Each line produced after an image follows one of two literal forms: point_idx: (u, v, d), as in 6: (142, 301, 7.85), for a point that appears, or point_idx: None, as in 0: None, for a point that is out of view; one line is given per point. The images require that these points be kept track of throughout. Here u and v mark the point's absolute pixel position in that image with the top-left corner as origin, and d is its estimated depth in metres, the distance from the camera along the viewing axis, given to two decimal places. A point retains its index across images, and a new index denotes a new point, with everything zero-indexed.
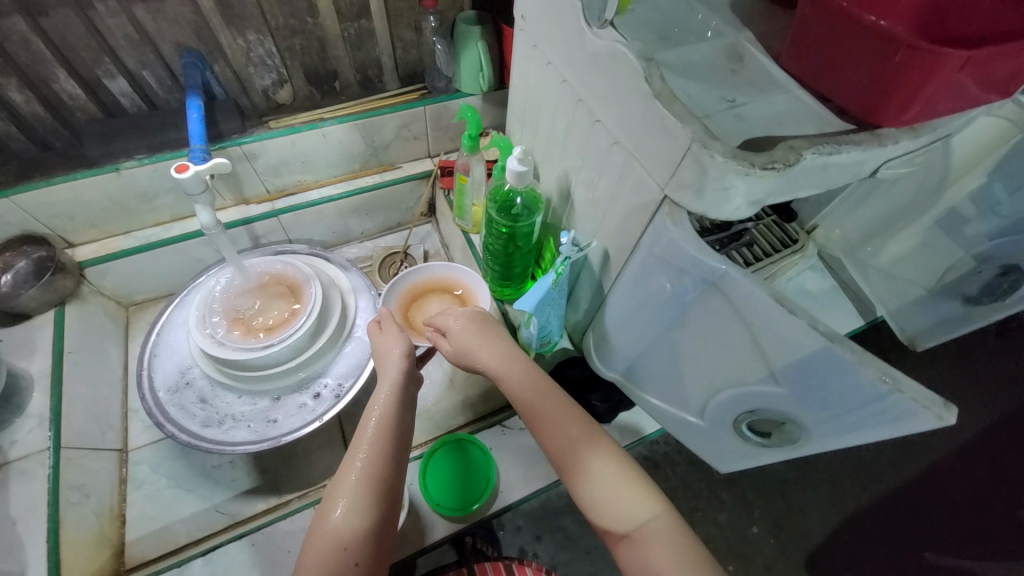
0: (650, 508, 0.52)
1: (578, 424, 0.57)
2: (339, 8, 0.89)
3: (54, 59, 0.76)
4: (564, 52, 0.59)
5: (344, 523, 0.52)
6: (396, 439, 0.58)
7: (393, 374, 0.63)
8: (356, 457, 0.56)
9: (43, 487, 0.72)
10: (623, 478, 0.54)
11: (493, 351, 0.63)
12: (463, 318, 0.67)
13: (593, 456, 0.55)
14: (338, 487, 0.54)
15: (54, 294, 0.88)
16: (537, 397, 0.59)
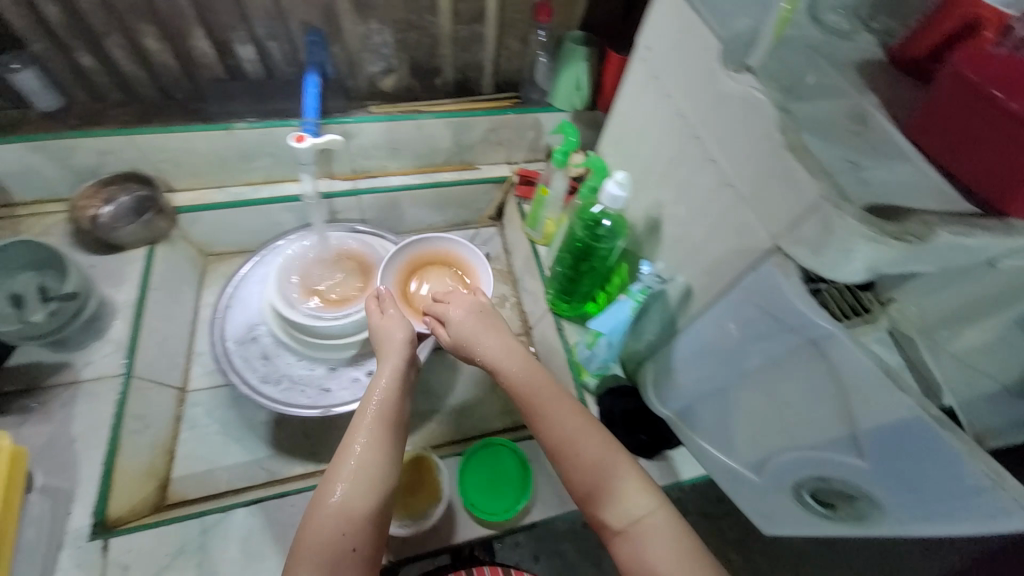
0: (650, 505, 0.52)
1: (575, 415, 0.58)
2: (458, 11, 0.92)
3: (195, 17, 0.81)
4: (689, 88, 0.59)
5: (341, 506, 0.52)
6: (391, 419, 0.59)
7: (392, 358, 0.64)
8: (357, 435, 0.57)
9: (109, 411, 0.77)
10: (622, 475, 0.54)
11: (492, 342, 0.63)
12: (465, 306, 0.68)
13: (590, 449, 0.55)
14: (336, 470, 0.54)
15: (148, 232, 0.94)
16: (535, 386, 0.60)
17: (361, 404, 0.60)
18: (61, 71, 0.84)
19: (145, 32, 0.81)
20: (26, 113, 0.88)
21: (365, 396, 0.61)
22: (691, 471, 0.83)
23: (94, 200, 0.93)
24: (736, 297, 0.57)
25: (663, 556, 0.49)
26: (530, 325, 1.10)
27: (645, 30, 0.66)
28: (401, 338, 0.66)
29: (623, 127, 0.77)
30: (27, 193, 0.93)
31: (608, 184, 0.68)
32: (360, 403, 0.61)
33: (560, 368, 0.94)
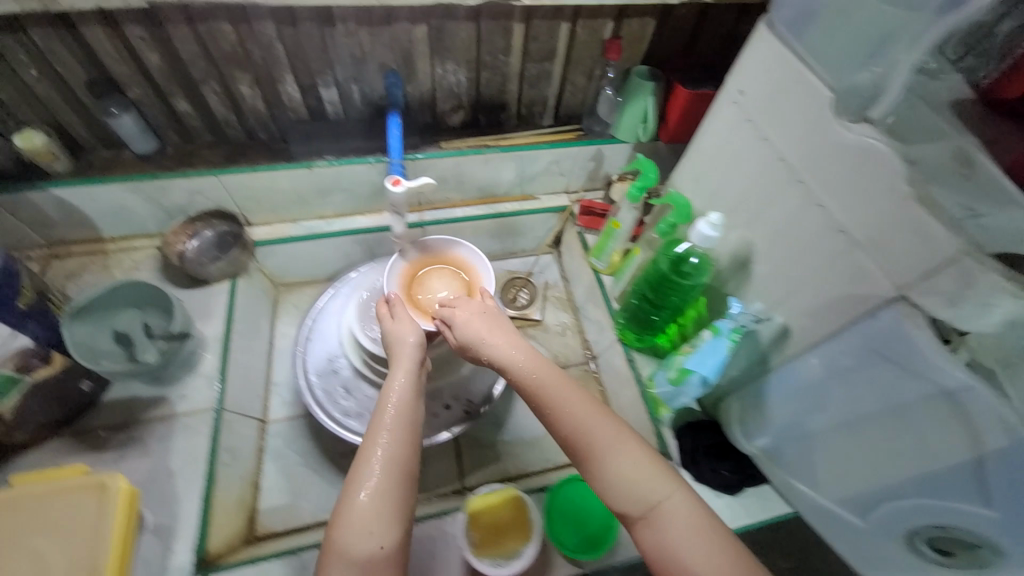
0: (667, 487, 0.54)
1: (583, 401, 0.59)
2: (530, 50, 0.94)
3: (286, 64, 0.85)
4: (794, 135, 0.60)
5: (371, 506, 0.55)
6: (408, 419, 0.62)
7: (406, 362, 0.68)
8: (378, 434, 0.60)
9: (204, 445, 0.79)
10: (635, 461, 0.55)
11: (500, 340, 0.65)
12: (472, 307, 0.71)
13: (602, 436, 0.57)
14: (360, 473, 0.57)
15: (232, 267, 0.97)
16: (544, 379, 0.61)
17: (377, 408, 0.63)
18: (157, 115, 0.88)
19: (239, 79, 0.85)
20: (121, 154, 0.91)
21: (381, 399, 0.63)
22: (778, 508, 0.81)
23: (182, 236, 0.95)
24: (848, 345, 0.58)
25: (683, 535, 0.51)
26: (594, 353, 1.10)
27: (739, 74, 0.67)
28: (412, 341, 0.70)
29: (705, 165, 0.78)
30: (118, 229, 0.96)
31: (701, 224, 0.69)
32: (376, 406, 0.63)
33: (632, 399, 0.94)
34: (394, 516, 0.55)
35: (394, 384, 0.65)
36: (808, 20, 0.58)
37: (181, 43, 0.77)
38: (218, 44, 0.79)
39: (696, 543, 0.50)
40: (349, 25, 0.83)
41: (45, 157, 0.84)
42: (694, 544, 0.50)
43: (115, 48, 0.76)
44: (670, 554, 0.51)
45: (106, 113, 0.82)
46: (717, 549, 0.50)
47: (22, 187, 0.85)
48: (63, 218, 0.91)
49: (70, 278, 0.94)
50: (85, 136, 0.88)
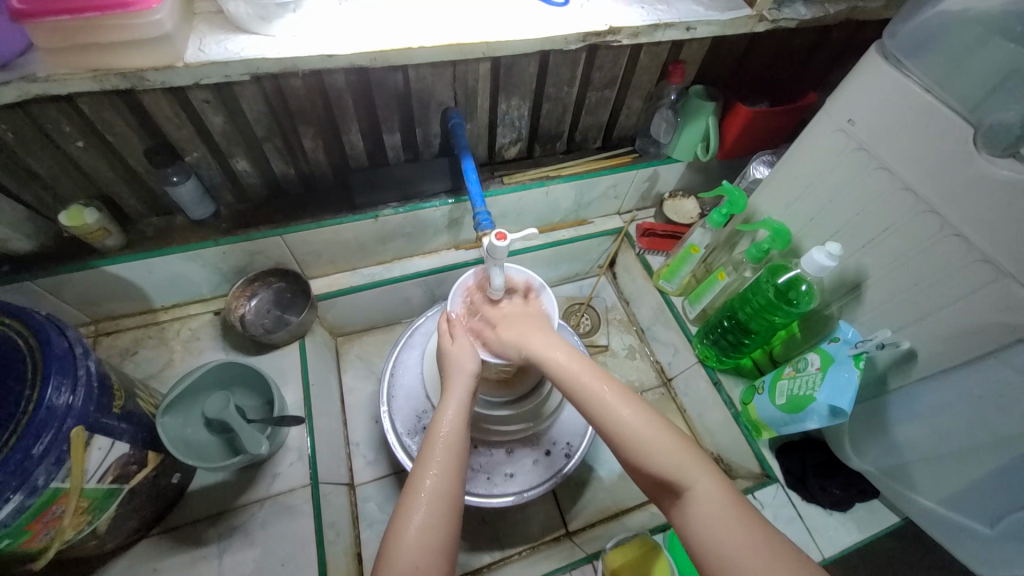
0: (701, 474, 0.53)
1: (622, 397, 0.59)
2: (594, 79, 0.90)
3: (353, 114, 0.79)
4: (922, 165, 0.61)
5: (422, 531, 0.54)
6: (456, 442, 0.61)
7: (460, 389, 0.65)
8: (431, 463, 0.58)
9: (308, 526, 0.74)
10: (673, 452, 0.54)
11: (545, 343, 0.66)
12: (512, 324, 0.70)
13: (648, 433, 0.55)
14: (410, 498, 0.56)
15: (299, 329, 0.92)
16: (585, 379, 0.61)
17: (430, 435, 0.61)
18: (213, 176, 0.82)
19: (304, 133, 0.79)
20: (172, 220, 0.85)
21: (433, 424, 0.62)
22: (887, 520, 0.83)
23: (241, 298, 0.93)
24: (987, 371, 0.61)
25: (712, 522, 0.50)
26: (668, 376, 1.10)
27: (844, 102, 0.67)
28: (472, 368, 0.67)
29: (798, 188, 0.78)
30: (171, 297, 0.91)
31: (818, 253, 0.69)
32: (428, 435, 0.62)
33: (722, 423, 0.94)
34: (440, 540, 0.54)
35: (447, 411, 0.63)
36: (937, 52, 0.58)
37: (247, 101, 0.72)
38: (285, 99, 0.74)
39: (726, 534, 0.48)
40: (422, 69, 0.77)
41: (97, 235, 0.76)
42: (725, 532, 0.49)
43: (176, 113, 0.70)
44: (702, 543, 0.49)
45: (165, 182, 0.75)
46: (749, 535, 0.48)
47: (66, 267, 0.77)
48: (113, 294, 0.84)
49: (126, 355, 0.87)
50: (134, 206, 0.82)
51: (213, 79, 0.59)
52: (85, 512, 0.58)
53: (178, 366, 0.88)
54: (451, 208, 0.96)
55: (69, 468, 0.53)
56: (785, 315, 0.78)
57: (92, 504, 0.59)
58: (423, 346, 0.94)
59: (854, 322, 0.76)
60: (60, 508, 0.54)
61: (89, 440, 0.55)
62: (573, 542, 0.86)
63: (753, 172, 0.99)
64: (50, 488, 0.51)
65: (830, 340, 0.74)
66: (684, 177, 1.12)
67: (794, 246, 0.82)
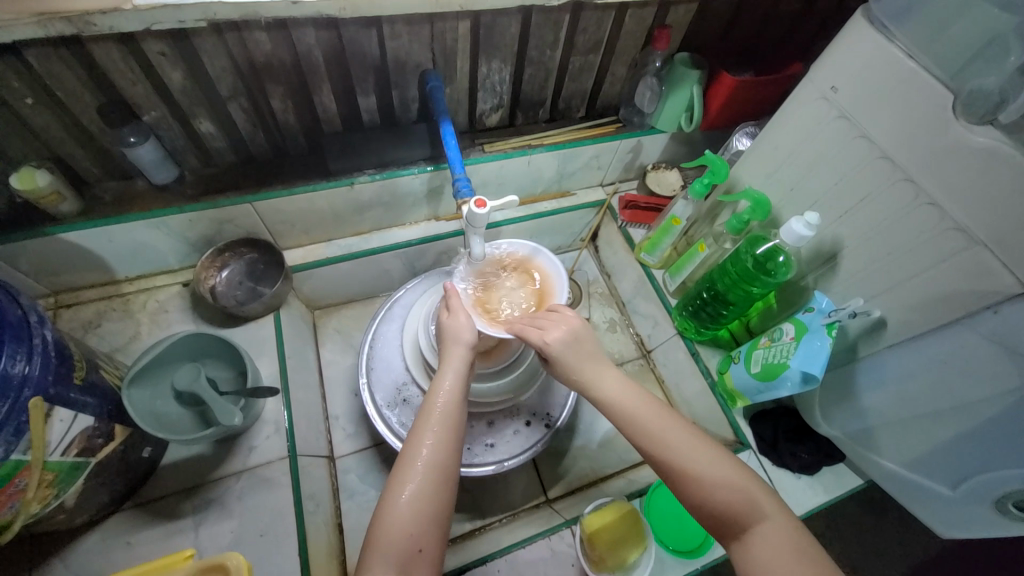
0: (764, 510, 0.50)
1: (677, 424, 0.56)
2: (577, 42, 0.87)
3: (325, 73, 0.75)
4: (901, 133, 0.60)
5: (415, 499, 0.54)
6: (452, 417, 0.60)
7: (455, 361, 0.65)
8: (426, 433, 0.58)
9: (286, 496, 0.73)
10: (735, 485, 0.51)
11: (597, 367, 0.61)
12: (567, 339, 0.61)
13: (710, 467, 0.52)
14: (404, 466, 0.56)
15: (273, 301, 0.89)
16: (644, 410, 0.57)
17: (425, 403, 0.61)
18: (175, 139, 0.77)
19: (272, 92, 0.75)
20: (133, 185, 0.80)
21: (429, 397, 0.62)
22: (852, 481, 0.87)
23: (211, 269, 0.89)
24: (953, 337, 0.63)
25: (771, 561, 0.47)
26: (648, 348, 1.11)
27: (829, 69, 0.66)
28: (469, 338, 0.66)
29: (780, 158, 0.78)
30: (136, 268, 0.87)
31: (797, 223, 0.69)
32: (423, 406, 0.61)
33: (699, 392, 0.96)
34: (432, 508, 0.54)
35: (443, 386, 0.62)
36: (921, 17, 0.57)
37: (208, 55, 0.67)
38: (251, 54, 0.69)
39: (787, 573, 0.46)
40: (397, 26, 0.73)
41: (51, 199, 0.71)
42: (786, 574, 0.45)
43: (130, 68, 0.65)
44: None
45: (122, 143, 0.71)
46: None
47: (17, 234, 0.72)
48: (71, 264, 0.80)
49: (89, 328, 0.84)
50: (89, 169, 0.77)
51: (167, 25, 0.55)
52: (50, 485, 0.56)
53: (146, 339, 0.85)
54: (430, 177, 0.93)
55: (29, 439, 0.50)
56: (763, 285, 0.79)
57: (58, 477, 0.57)
58: (403, 318, 0.93)
59: (828, 292, 0.77)
60: (23, 481, 0.52)
61: (50, 412, 0.53)
62: (552, 508, 0.88)
63: (735, 144, 0.98)
64: (11, 460, 0.49)
65: (805, 310, 0.76)
66: (667, 149, 1.11)
67: (774, 217, 0.82)
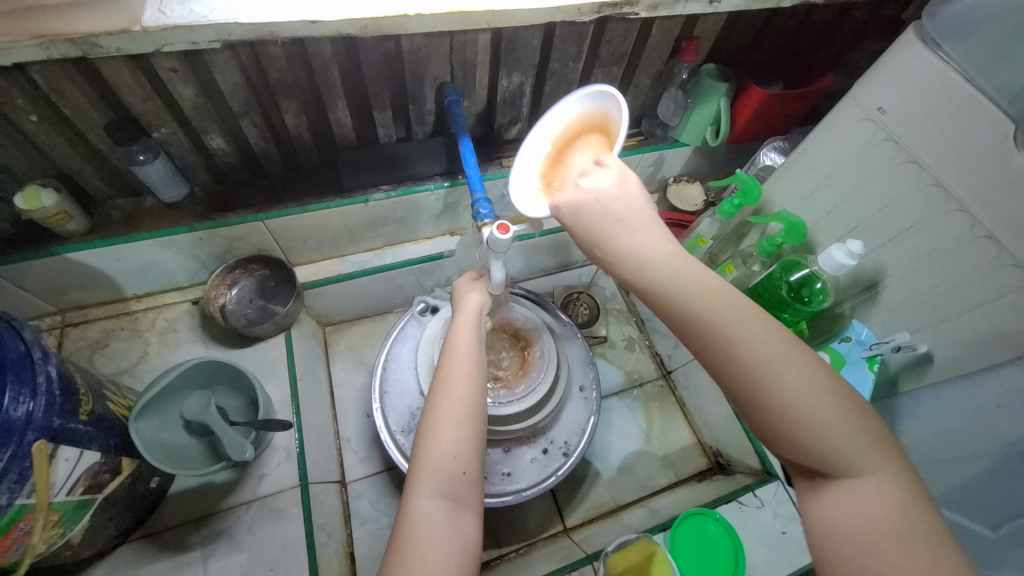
0: (867, 456, 0.37)
1: (756, 329, 0.40)
2: (601, 55, 0.83)
3: (340, 89, 0.72)
4: (957, 161, 0.57)
5: (452, 438, 0.51)
6: (475, 356, 0.58)
7: (469, 312, 0.64)
8: (455, 370, 0.55)
9: (297, 529, 0.71)
10: (837, 426, 0.37)
11: (639, 244, 0.45)
12: (585, 203, 0.48)
13: (793, 390, 0.38)
14: (434, 407, 0.53)
15: (284, 321, 0.86)
16: (698, 297, 0.41)
17: (447, 350, 0.58)
18: (185, 155, 0.74)
19: (285, 107, 0.72)
20: (142, 202, 0.78)
21: (449, 343, 0.59)
22: None
23: (221, 287, 0.87)
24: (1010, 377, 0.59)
25: (863, 520, 0.36)
26: (669, 368, 1.07)
27: (874, 89, 0.62)
28: (478, 298, 0.66)
29: (816, 180, 0.74)
30: (144, 286, 0.84)
31: (838, 251, 0.66)
32: (446, 348, 0.59)
33: (723, 418, 0.93)
34: (471, 439, 0.51)
35: (459, 329, 0.61)
36: (980, 39, 0.53)
37: (220, 71, 0.64)
38: (264, 69, 0.66)
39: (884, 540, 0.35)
40: (417, 40, 0.70)
41: (57, 219, 0.69)
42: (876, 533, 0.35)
43: (139, 84, 0.62)
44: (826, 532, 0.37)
45: (130, 161, 0.68)
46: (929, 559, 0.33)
47: (24, 254, 0.70)
48: (79, 282, 0.78)
49: (97, 348, 0.81)
50: (98, 186, 0.74)
51: (179, 47, 0.52)
52: (56, 525, 0.54)
53: (154, 360, 0.82)
54: (447, 192, 0.90)
55: (33, 483, 0.48)
56: (797, 312, 0.76)
57: (64, 516, 0.54)
58: (417, 340, 0.90)
59: (867, 322, 0.73)
60: (28, 524, 0.50)
61: (55, 452, 0.50)
62: (571, 539, 0.84)
63: (763, 159, 0.94)
64: (14, 505, 0.47)
65: (839, 339, 0.74)
66: (690, 162, 1.07)
67: (808, 240, 0.79)
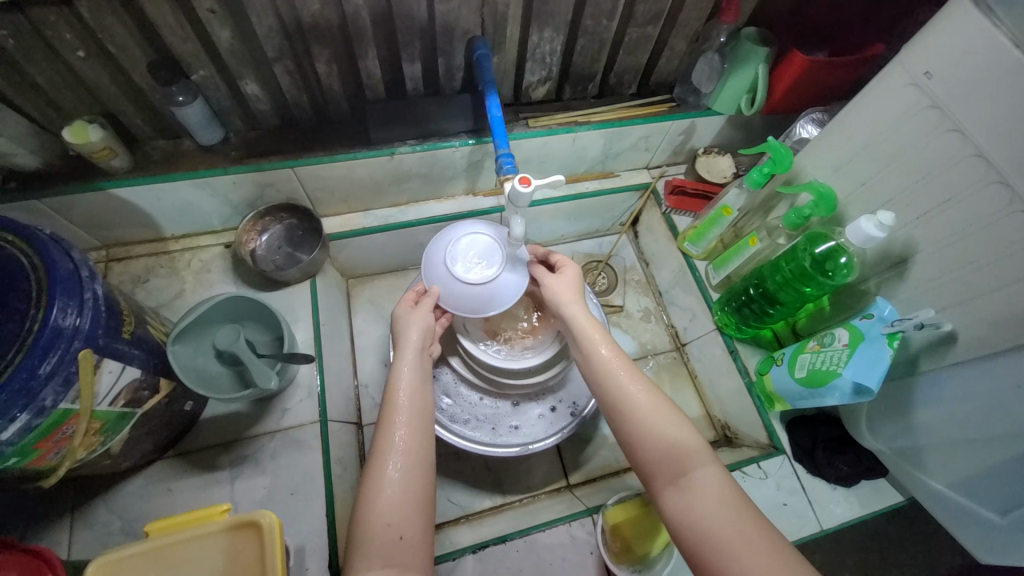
0: (700, 461, 0.54)
1: (632, 374, 0.61)
2: (637, 12, 0.81)
3: (371, 38, 0.73)
4: (1002, 129, 0.54)
5: (397, 492, 0.55)
6: (419, 406, 0.62)
7: (413, 349, 0.66)
8: (394, 426, 0.60)
9: (316, 459, 0.75)
10: (676, 442, 0.56)
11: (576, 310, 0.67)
12: (566, 279, 0.71)
13: (648, 411, 0.58)
14: (378, 458, 0.58)
15: (310, 269, 0.90)
16: (598, 349, 0.64)
17: (390, 395, 0.63)
18: (221, 99, 0.77)
19: (318, 55, 0.73)
20: (180, 145, 0.81)
21: (391, 391, 0.63)
22: (890, 498, 0.83)
23: (252, 232, 0.91)
24: None
25: (709, 507, 0.51)
26: (682, 341, 1.08)
27: (922, 51, 0.59)
28: (419, 329, 0.68)
29: (852, 150, 0.71)
30: (181, 227, 0.89)
31: (867, 223, 0.64)
32: (388, 392, 0.63)
33: (733, 391, 0.93)
34: (417, 496, 0.56)
35: (403, 372, 0.64)
36: None
37: (256, 14, 0.65)
38: (298, 14, 0.67)
39: (725, 520, 0.50)
40: None
41: (102, 154, 0.72)
42: (715, 513, 0.50)
43: (180, 24, 0.64)
44: (690, 518, 0.51)
45: (170, 102, 0.71)
46: (752, 532, 0.48)
47: (73, 187, 0.74)
48: (122, 218, 0.82)
49: (138, 282, 0.87)
50: (140, 126, 0.78)
51: None
52: (97, 433, 0.59)
53: (190, 297, 0.87)
54: (472, 150, 0.90)
55: (77, 389, 0.52)
56: (819, 287, 0.74)
57: (104, 426, 0.59)
58: None
59: (891, 299, 0.72)
60: (71, 428, 0.54)
61: (99, 364, 0.55)
62: (573, 494, 0.87)
63: (799, 131, 0.91)
64: (59, 408, 0.51)
65: (862, 316, 0.71)
66: (722, 132, 1.04)
67: (838, 213, 0.77)
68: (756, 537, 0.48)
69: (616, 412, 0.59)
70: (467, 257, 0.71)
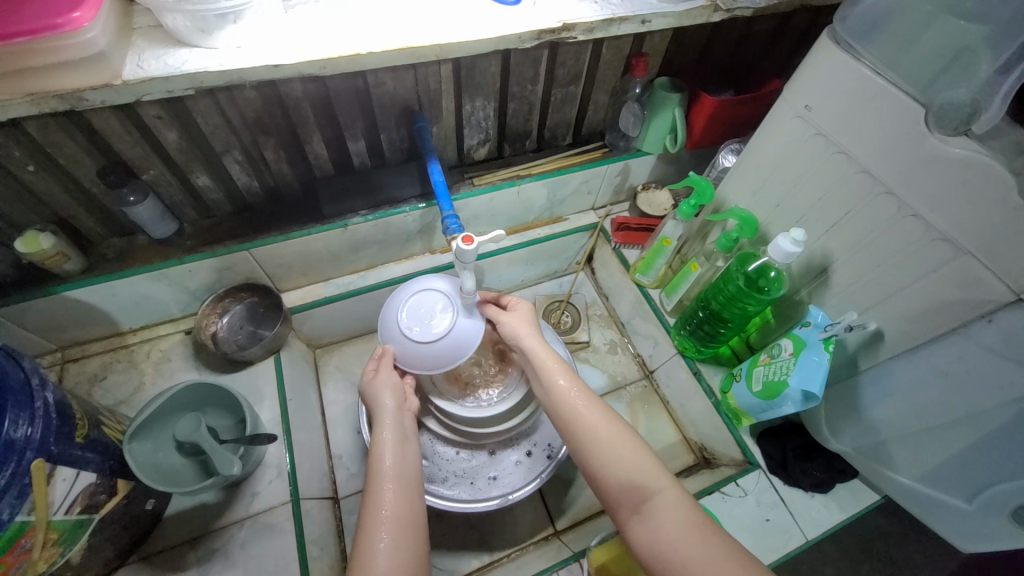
0: (663, 484, 0.56)
1: (594, 407, 0.63)
2: (558, 76, 0.89)
3: (313, 123, 0.78)
4: (876, 147, 0.61)
5: (389, 559, 0.54)
6: (403, 470, 0.62)
7: (390, 416, 0.67)
8: (382, 492, 0.59)
9: (290, 542, 0.73)
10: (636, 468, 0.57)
11: (533, 342, 0.71)
12: (520, 312, 0.75)
13: (610, 439, 0.60)
14: (371, 525, 0.57)
15: (273, 345, 0.91)
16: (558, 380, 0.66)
17: (375, 463, 0.62)
18: (173, 193, 0.80)
19: (265, 144, 0.78)
20: (134, 240, 0.83)
21: (375, 457, 0.63)
22: (867, 498, 0.84)
23: (212, 315, 0.92)
24: (954, 348, 0.62)
25: (676, 528, 0.52)
26: (650, 368, 1.11)
27: (802, 89, 0.68)
28: (392, 391, 0.69)
29: (762, 177, 0.79)
30: (140, 319, 0.89)
31: (784, 240, 0.70)
32: (372, 459, 0.63)
33: (704, 411, 0.95)
34: (409, 559, 0.55)
35: (384, 437, 0.65)
36: (888, 36, 0.58)
37: (201, 115, 0.70)
38: (242, 112, 0.72)
39: (691, 540, 0.51)
40: (381, 75, 0.76)
41: (55, 259, 0.73)
42: (681, 536, 0.52)
43: (129, 132, 0.68)
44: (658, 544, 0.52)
45: (122, 202, 0.73)
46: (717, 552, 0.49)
47: (24, 294, 0.74)
48: (77, 319, 0.82)
49: (95, 381, 0.85)
50: (93, 228, 0.80)
51: (156, 95, 0.58)
52: (55, 544, 0.56)
53: (150, 388, 0.87)
54: (422, 213, 0.95)
55: (32, 500, 0.51)
56: (756, 302, 0.80)
57: (62, 536, 0.57)
58: None
59: (822, 306, 0.77)
60: (28, 542, 0.52)
61: (52, 472, 0.54)
62: (560, 541, 0.86)
63: (722, 161, 1.00)
64: (16, 521, 0.49)
65: (802, 325, 0.75)
66: (655, 170, 1.12)
67: (761, 233, 0.83)
68: (726, 561, 0.48)
69: (581, 438, 0.61)
70: (417, 316, 0.72)
